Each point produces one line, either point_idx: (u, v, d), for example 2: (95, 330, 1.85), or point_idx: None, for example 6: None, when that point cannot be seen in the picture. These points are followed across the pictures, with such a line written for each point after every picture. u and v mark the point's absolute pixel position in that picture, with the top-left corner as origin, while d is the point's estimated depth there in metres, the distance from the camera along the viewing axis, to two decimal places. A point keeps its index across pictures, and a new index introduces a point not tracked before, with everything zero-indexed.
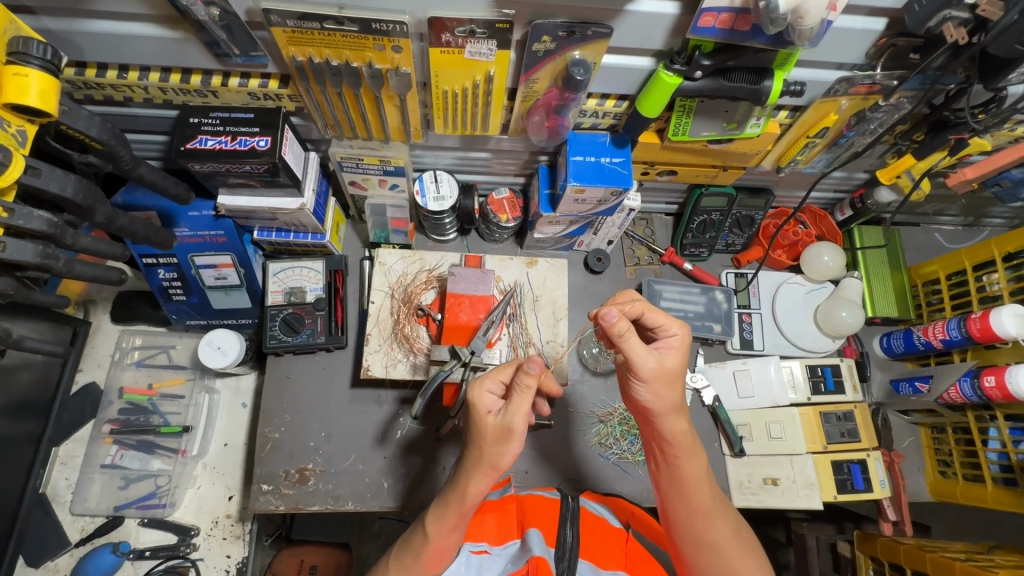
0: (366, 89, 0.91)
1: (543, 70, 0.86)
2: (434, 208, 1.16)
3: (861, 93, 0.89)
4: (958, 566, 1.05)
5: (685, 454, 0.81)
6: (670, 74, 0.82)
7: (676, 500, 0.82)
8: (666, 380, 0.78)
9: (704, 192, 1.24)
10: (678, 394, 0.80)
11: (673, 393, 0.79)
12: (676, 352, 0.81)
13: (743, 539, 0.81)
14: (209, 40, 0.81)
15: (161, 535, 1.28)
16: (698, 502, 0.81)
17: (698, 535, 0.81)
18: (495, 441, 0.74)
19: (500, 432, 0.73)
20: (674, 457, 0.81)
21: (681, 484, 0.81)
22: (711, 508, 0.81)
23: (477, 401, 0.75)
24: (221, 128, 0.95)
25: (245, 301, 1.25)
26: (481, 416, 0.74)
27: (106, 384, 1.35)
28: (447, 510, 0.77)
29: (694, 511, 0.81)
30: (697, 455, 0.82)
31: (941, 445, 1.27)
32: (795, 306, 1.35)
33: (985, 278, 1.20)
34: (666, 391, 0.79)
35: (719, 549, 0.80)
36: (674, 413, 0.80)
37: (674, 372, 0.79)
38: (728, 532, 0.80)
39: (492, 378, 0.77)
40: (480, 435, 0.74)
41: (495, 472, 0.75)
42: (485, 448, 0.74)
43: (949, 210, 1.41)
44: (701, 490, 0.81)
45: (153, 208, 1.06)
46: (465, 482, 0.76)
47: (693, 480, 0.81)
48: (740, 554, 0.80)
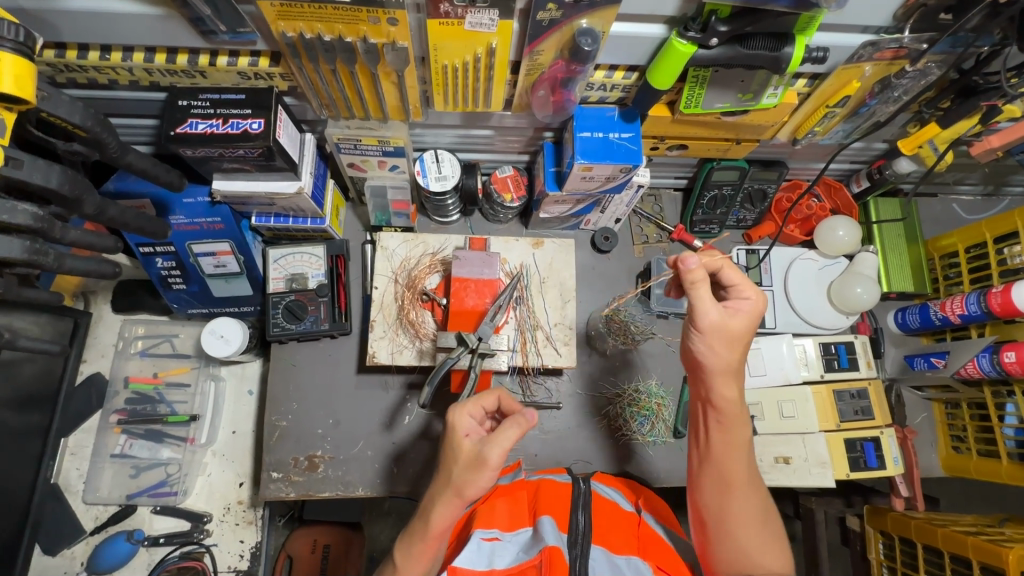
0: (361, 66, 0.86)
1: (548, 41, 0.81)
2: (436, 189, 1.12)
3: (886, 58, 0.84)
4: (970, 542, 1.05)
5: (730, 422, 0.82)
6: (684, 42, 0.77)
7: (712, 461, 0.83)
8: (724, 339, 0.79)
9: (716, 167, 1.19)
10: (739, 356, 0.81)
11: (733, 351, 0.80)
12: (743, 311, 0.81)
13: (767, 516, 0.81)
14: (194, 17, 0.76)
15: (173, 522, 1.29)
16: (734, 470, 0.81)
17: (725, 500, 0.81)
18: (465, 465, 0.75)
19: (473, 457, 0.74)
20: (718, 422, 0.82)
21: (718, 446, 0.82)
22: (744, 478, 0.81)
23: (457, 424, 0.78)
24: (212, 111, 0.91)
25: (246, 288, 1.22)
26: (458, 438, 0.77)
27: (111, 374, 1.34)
28: (415, 539, 0.78)
29: (727, 478, 0.81)
30: (744, 422, 0.82)
31: (955, 421, 1.26)
32: (807, 282, 1.31)
33: (1005, 251, 1.16)
34: (724, 348, 0.80)
35: (740, 522, 0.79)
36: (726, 376, 0.81)
37: (737, 329, 0.80)
38: (756, 505, 0.81)
39: (474, 404, 0.81)
40: (453, 457, 0.76)
41: (461, 501, 0.75)
42: (455, 472, 0.75)
43: (969, 180, 1.36)
44: (738, 458, 0.82)
45: (146, 196, 1.03)
46: (431, 509, 0.77)
47: (733, 446, 0.82)
48: (762, 527, 0.80)
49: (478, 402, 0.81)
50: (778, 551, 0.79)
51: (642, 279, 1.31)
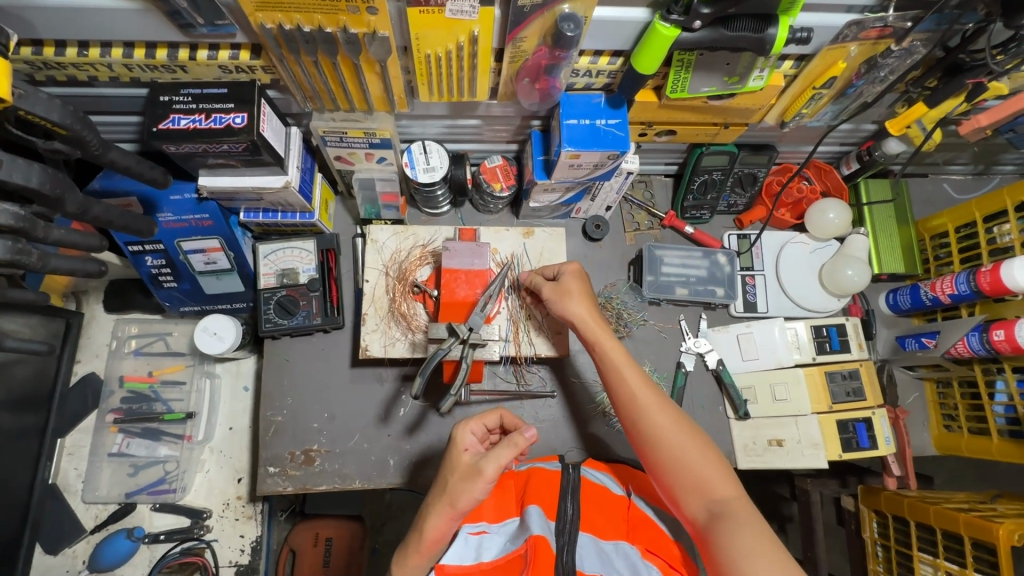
0: (344, 57, 0.86)
1: (531, 27, 0.80)
2: (425, 180, 1.12)
3: (872, 38, 0.84)
4: (961, 518, 1.06)
5: (611, 354, 0.92)
6: (667, 25, 0.77)
7: (617, 401, 0.90)
8: (565, 296, 0.97)
9: (705, 152, 1.19)
10: (587, 307, 0.96)
11: (579, 304, 0.96)
12: (571, 276, 0.99)
13: (684, 427, 0.85)
14: (171, 9, 0.75)
15: (174, 519, 1.30)
16: (632, 395, 0.88)
17: (643, 430, 0.86)
18: (462, 476, 0.80)
19: (470, 469, 0.79)
20: (602, 363, 0.93)
21: (612, 384, 0.91)
22: (646, 398, 0.88)
23: (459, 438, 0.84)
24: (194, 106, 0.90)
25: (238, 285, 1.22)
26: (457, 452, 0.83)
27: (106, 374, 1.34)
28: (409, 552, 0.81)
29: (632, 406, 0.88)
30: (617, 349, 0.92)
31: (946, 400, 1.27)
32: (799, 266, 1.32)
33: (995, 231, 1.16)
34: (571, 303, 0.96)
35: (662, 439, 0.84)
36: (590, 320, 0.95)
37: (571, 289, 0.97)
38: (666, 419, 0.86)
39: (477, 421, 0.86)
40: (451, 469, 0.82)
41: (453, 514, 0.78)
42: (452, 481, 0.80)
43: (959, 159, 1.36)
44: (633, 382, 0.89)
45: (133, 193, 1.02)
46: (426, 518, 0.80)
47: (619, 373, 0.90)
48: (680, 438, 0.84)
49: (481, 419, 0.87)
50: (715, 462, 0.81)
51: (634, 266, 1.31)
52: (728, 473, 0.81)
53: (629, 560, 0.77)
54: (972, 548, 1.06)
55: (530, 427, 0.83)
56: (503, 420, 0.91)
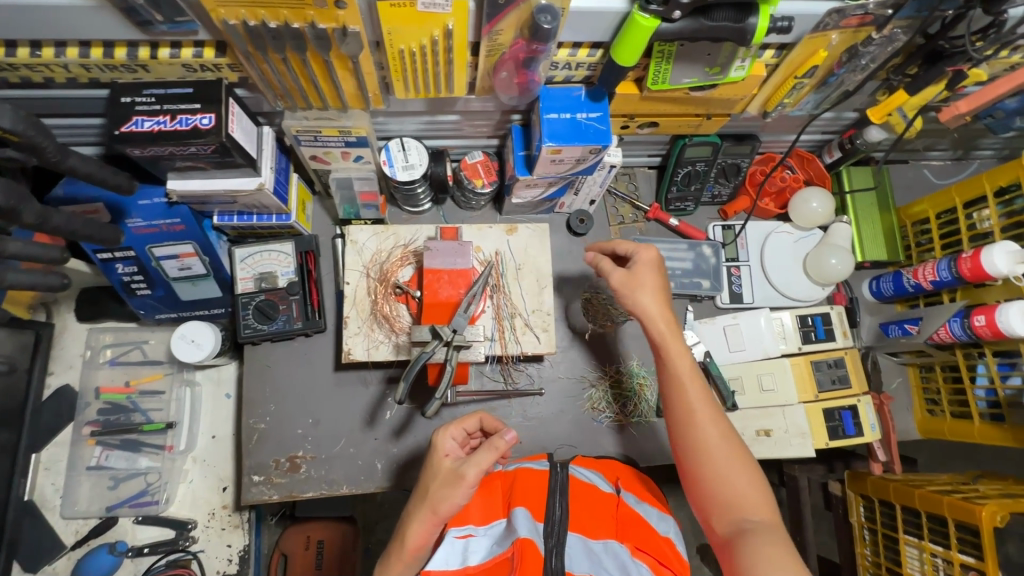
0: (313, 53, 0.82)
1: (507, 20, 0.78)
2: (404, 178, 1.09)
3: (852, 25, 0.83)
4: (945, 501, 1.08)
5: (672, 360, 0.89)
6: (646, 16, 0.75)
7: (671, 406, 0.89)
8: (633, 290, 0.92)
9: (688, 143, 1.17)
10: (659, 304, 0.91)
11: (649, 300, 0.92)
12: (652, 270, 0.94)
13: (732, 443, 0.85)
14: (126, 6, 0.72)
15: (157, 531, 1.27)
16: (686, 403, 0.87)
17: (689, 441, 0.86)
18: (444, 482, 0.81)
19: (452, 474, 0.81)
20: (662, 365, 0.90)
21: (668, 387, 0.89)
22: (700, 409, 0.86)
23: (439, 444, 0.85)
24: (158, 106, 0.86)
25: (214, 290, 1.18)
26: (438, 458, 0.83)
27: (81, 386, 1.30)
28: (392, 557, 0.80)
29: (683, 412, 0.87)
30: (683, 353, 0.89)
31: (929, 384, 1.28)
32: (784, 255, 1.32)
33: (975, 216, 1.17)
34: (641, 297, 0.92)
35: (709, 453, 0.84)
36: (660, 320, 0.91)
37: (646, 284, 0.92)
38: (716, 435, 0.85)
39: (457, 426, 0.87)
40: (432, 475, 0.83)
41: (435, 520, 0.79)
42: (433, 488, 0.81)
43: (939, 145, 1.36)
44: (690, 391, 0.88)
45: (98, 199, 0.97)
46: (407, 525, 0.80)
47: (678, 379, 0.88)
48: (728, 457, 0.84)
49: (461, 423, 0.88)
50: (754, 483, 0.82)
51: None
52: (767, 498, 0.82)
53: (618, 559, 0.77)
54: (955, 530, 1.08)
55: (508, 428, 0.85)
56: (482, 423, 0.93)
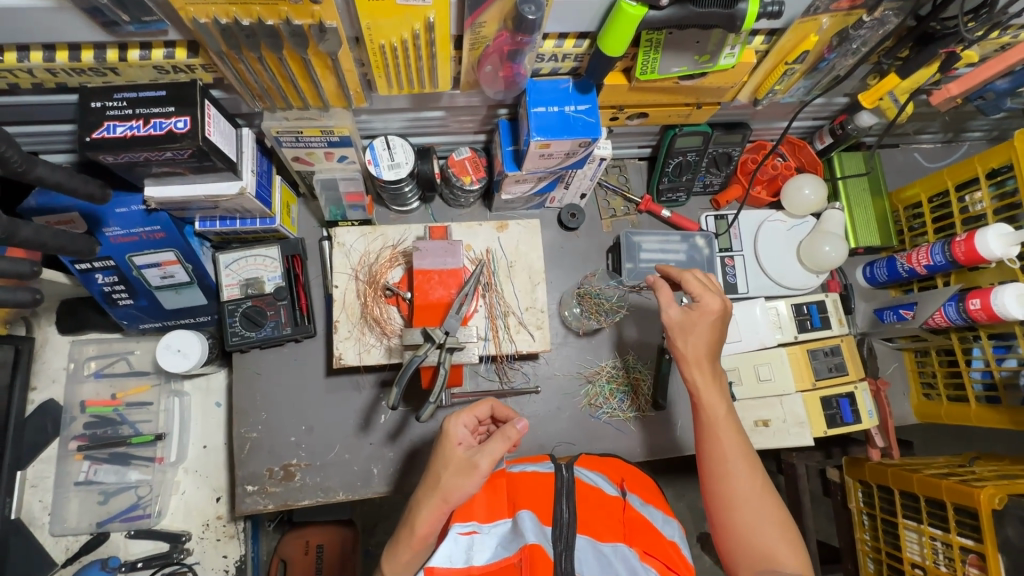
0: (290, 51, 0.79)
1: (490, 11, 0.75)
2: (390, 177, 1.06)
3: (843, 8, 0.81)
4: (944, 485, 1.07)
5: (712, 408, 0.89)
6: (634, 4, 0.73)
7: (703, 450, 0.88)
8: (685, 330, 0.93)
9: (679, 133, 1.15)
10: (708, 350, 0.91)
11: (702, 345, 0.91)
12: (709, 313, 0.92)
13: (765, 499, 0.83)
14: (90, 7, 0.68)
15: (151, 545, 1.25)
16: (723, 453, 0.86)
17: (720, 485, 0.85)
18: (457, 471, 0.78)
19: (465, 464, 0.78)
20: (701, 412, 0.90)
21: (705, 431, 0.89)
22: (736, 458, 0.86)
23: (451, 431, 0.81)
24: (130, 111, 0.82)
25: (200, 298, 1.15)
26: (451, 446, 0.80)
27: (65, 400, 1.27)
28: (400, 544, 0.79)
29: (719, 462, 0.86)
30: (721, 401, 0.89)
31: (925, 368, 1.28)
32: (777, 244, 1.31)
33: (967, 199, 1.16)
34: (694, 340, 0.92)
35: (739, 504, 0.83)
36: (706, 366, 0.91)
37: (701, 328, 0.92)
38: (750, 482, 0.84)
39: (469, 413, 0.84)
40: (443, 463, 0.79)
41: (445, 507, 0.77)
42: (445, 476, 0.78)
43: (930, 128, 1.35)
44: (726, 439, 0.87)
45: (73, 209, 0.94)
46: (417, 513, 0.78)
47: (717, 428, 0.88)
48: (760, 504, 0.83)
49: (472, 411, 0.85)
50: (786, 536, 0.81)
51: (612, 253, 1.29)
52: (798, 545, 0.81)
53: (627, 562, 0.75)
54: (955, 512, 1.08)
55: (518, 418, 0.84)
56: (493, 410, 0.90)
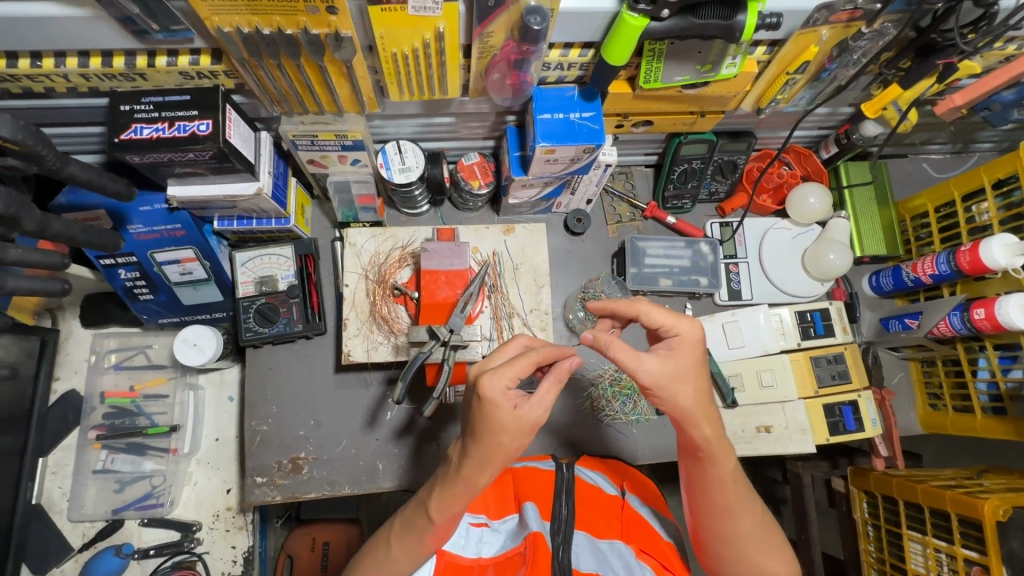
0: (307, 59, 0.83)
1: (498, 21, 0.78)
2: (400, 180, 1.10)
3: (842, 20, 0.83)
4: (948, 496, 1.07)
5: (713, 456, 0.78)
6: (636, 15, 0.76)
7: (702, 497, 0.81)
8: (670, 386, 0.74)
9: (683, 141, 1.17)
10: (695, 394, 0.75)
11: (686, 394, 0.75)
12: (683, 352, 0.76)
13: (767, 529, 0.81)
14: (122, 16, 0.73)
15: (163, 533, 1.29)
16: (727, 500, 0.79)
17: (720, 528, 0.80)
18: (519, 432, 0.69)
19: (527, 425, 0.69)
20: (701, 459, 0.79)
21: (707, 482, 0.80)
22: (739, 502, 0.80)
23: (502, 397, 0.68)
24: (156, 114, 0.87)
25: (216, 294, 1.19)
26: (509, 414, 0.68)
27: (86, 390, 1.32)
28: (453, 498, 0.73)
29: (720, 507, 0.80)
30: (727, 457, 0.79)
31: (931, 378, 1.28)
32: (782, 251, 1.31)
33: (974, 209, 1.17)
34: (678, 392, 0.75)
35: (746, 545, 0.79)
36: (695, 415, 0.76)
37: (681, 374, 0.75)
38: (751, 526, 0.79)
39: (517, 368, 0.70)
40: (500, 430, 0.69)
41: (506, 462, 0.72)
42: (505, 441, 0.69)
43: (937, 139, 1.36)
44: (729, 490, 0.79)
45: (99, 206, 0.99)
46: (475, 474, 0.71)
47: (724, 479, 0.79)
48: (762, 547, 0.79)
49: (515, 366, 0.70)
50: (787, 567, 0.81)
51: (617, 258, 1.31)
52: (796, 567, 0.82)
53: (623, 560, 0.77)
54: (959, 524, 1.07)
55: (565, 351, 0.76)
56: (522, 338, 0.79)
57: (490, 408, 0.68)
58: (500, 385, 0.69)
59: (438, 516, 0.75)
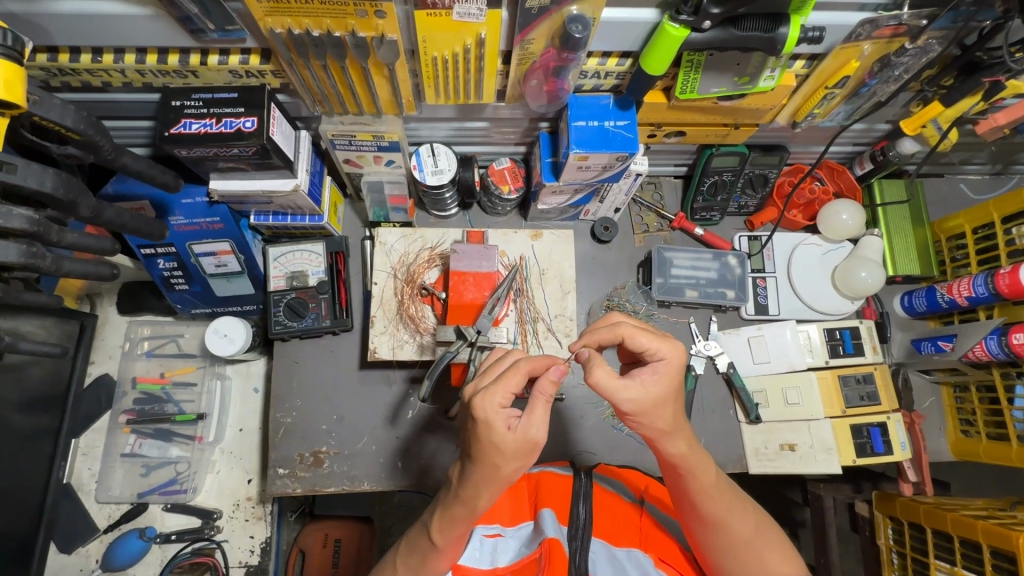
0: (352, 60, 0.86)
1: (540, 28, 0.80)
2: (433, 182, 1.12)
3: (885, 36, 0.82)
4: (980, 526, 1.03)
5: (691, 469, 0.76)
6: (676, 26, 0.76)
7: (690, 511, 0.79)
8: (651, 411, 0.72)
9: (715, 153, 1.17)
10: (671, 418, 0.73)
11: (666, 418, 0.73)
12: (668, 377, 0.72)
13: (762, 531, 0.80)
14: (182, 16, 0.77)
15: (184, 519, 1.32)
16: (714, 512, 0.77)
17: (715, 540, 0.79)
18: (514, 455, 0.68)
19: (523, 446, 0.67)
20: (680, 474, 0.77)
21: (692, 496, 0.78)
22: (727, 513, 0.77)
23: (493, 417, 0.67)
24: (205, 110, 0.90)
25: (248, 287, 1.22)
26: (499, 435, 0.67)
27: (119, 375, 1.36)
28: (455, 519, 0.73)
29: (711, 519, 0.78)
30: (706, 470, 0.77)
31: (964, 404, 1.24)
32: (811, 268, 1.30)
33: (1014, 232, 1.13)
34: (655, 418, 0.72)
35: (741, 551, 0.78)
36: (669, 436, 0.74)
37: (662, 400, 0.72)
38: (746, 533, 0.78)
39: (503, 389, 0.68)
40: (496, 452, 0.67)
41: (505, 483, 0.71)
42: (504, 463, 0.68)
43: (976, 159, 1.33)
44: (717, 501, 0.77)
45: (145, 197, 1.03)
46: (473, 496, 0.71)
47: (706, 491, 0.77)
48: (761, 550, 0.78)
49: (505, 386, 0.69)
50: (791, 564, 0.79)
51: (642, 268, 1.31)
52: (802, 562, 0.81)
53: (641, 567, 0.76)
54: (991, 556, 1.03)
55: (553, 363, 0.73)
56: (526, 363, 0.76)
57: (483, 429, 0.67)
58: (494, 406, 0.68)
59: (439, 537, 0.75)
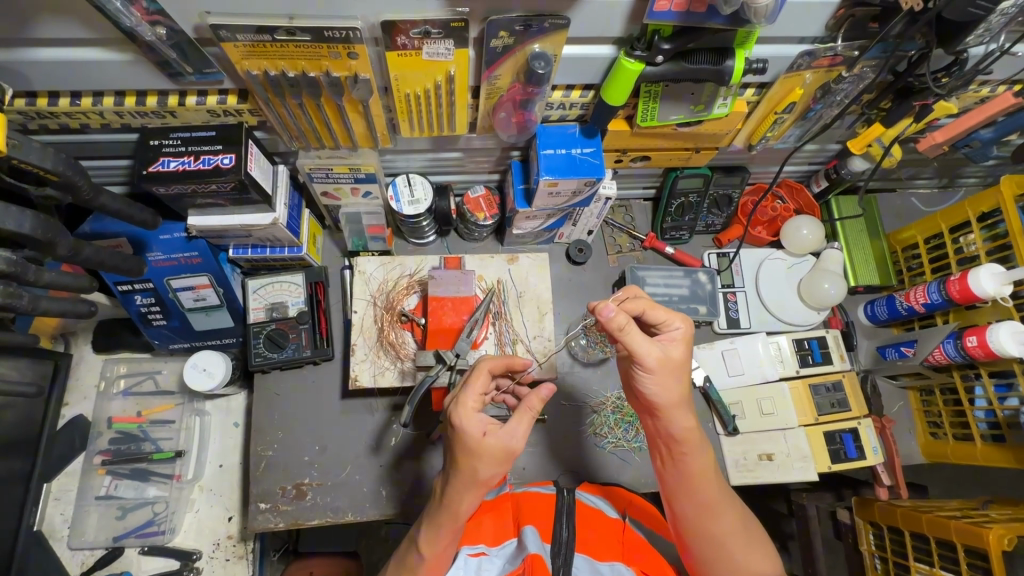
0: (327, 99, 0.90)
1: (505, 66, 0.85)
2: (410, 212, 1.14)
3: (824, 65, 0.89)
4: (953, 525, 1.05)
5: (692, 448, 0.80)
6: (632, 61, 0.82)
7: (684, 495, 0.82)
8: (672, 373, 0.78)
9: (680, 175, 1.23)
10: (684, 386, 0.79)
11: (679, 387, 0.78)
12: (683, 346, 0.80)
13: (749, 529, 0.81)
14: (160, 60, 0.80)
15: (162, 562, 1.28)
16: (706, 496, 0.81)
17: (704, 528, 0.80)
18: (490, 460, 0.73)
19: (499, 451, 0.73)
20: (683, 453, 0.81)
21: (690, 477, 0.81)
22: (718, 499, 0.81)
23: (470, 424, 0.73)
24: (184, 148, 0.93)
25: (227, 320, 1.22)
26: (476, 440, 0.72)
27: (95, 415, 1.34)
28: (440, 527, 0.77)
29: (703, 503, 0.81)
30: (703, 452, 0.81)
31: (930, 407, 1.29)
32: (778, 281, 1.35)
33: (961, 240, 1.21)
34: (672, 383, 0.78)
35: (730, 543, 0.79)
36: (679, 407, 0.79)
37: (679, 364, 0.78)
38: (734, 524, 0.80)
39: (477, 397, 0.75)
40: (472, 456, 0.73)
41: (485, 488, 0.75)
42: (480, 467, 0.73)
43: (923, 174, 1.42)
44: (710, 484, 0.81)
45: (123, 234, 1.04)
46: (455, 500, 0.75)
47: (703, 472, 0.81)
48: (746, 545, 0.80)
49: (482, 393, 0.76)
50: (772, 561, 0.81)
51: (618, 287, 1.35)
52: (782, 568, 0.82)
53: None
54: (966, 555, 1.05)
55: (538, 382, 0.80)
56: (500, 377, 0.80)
57: (463, 434, 0.72)
58: (473, 411, 0.74)
59: (426, 547, 0.78)
